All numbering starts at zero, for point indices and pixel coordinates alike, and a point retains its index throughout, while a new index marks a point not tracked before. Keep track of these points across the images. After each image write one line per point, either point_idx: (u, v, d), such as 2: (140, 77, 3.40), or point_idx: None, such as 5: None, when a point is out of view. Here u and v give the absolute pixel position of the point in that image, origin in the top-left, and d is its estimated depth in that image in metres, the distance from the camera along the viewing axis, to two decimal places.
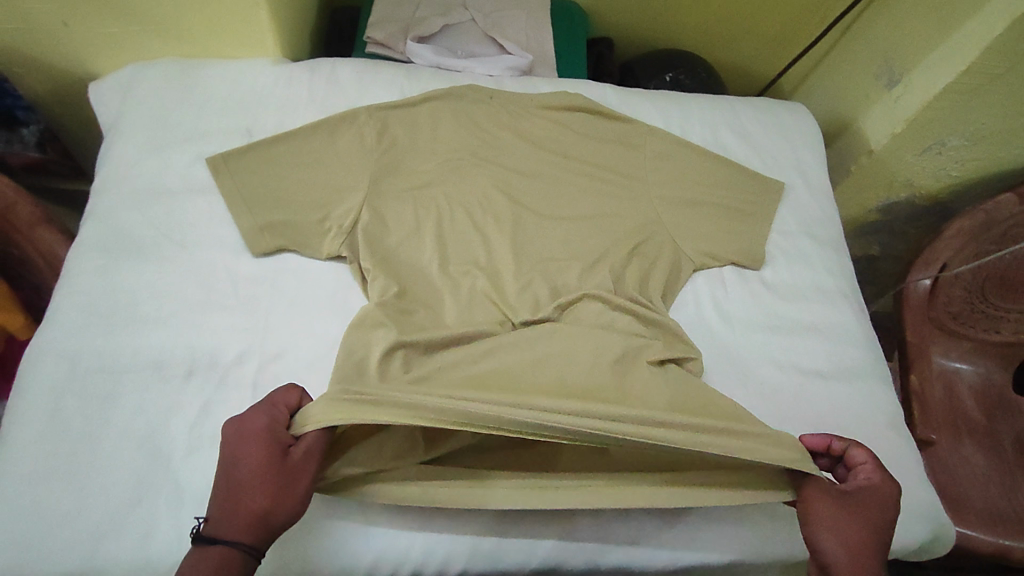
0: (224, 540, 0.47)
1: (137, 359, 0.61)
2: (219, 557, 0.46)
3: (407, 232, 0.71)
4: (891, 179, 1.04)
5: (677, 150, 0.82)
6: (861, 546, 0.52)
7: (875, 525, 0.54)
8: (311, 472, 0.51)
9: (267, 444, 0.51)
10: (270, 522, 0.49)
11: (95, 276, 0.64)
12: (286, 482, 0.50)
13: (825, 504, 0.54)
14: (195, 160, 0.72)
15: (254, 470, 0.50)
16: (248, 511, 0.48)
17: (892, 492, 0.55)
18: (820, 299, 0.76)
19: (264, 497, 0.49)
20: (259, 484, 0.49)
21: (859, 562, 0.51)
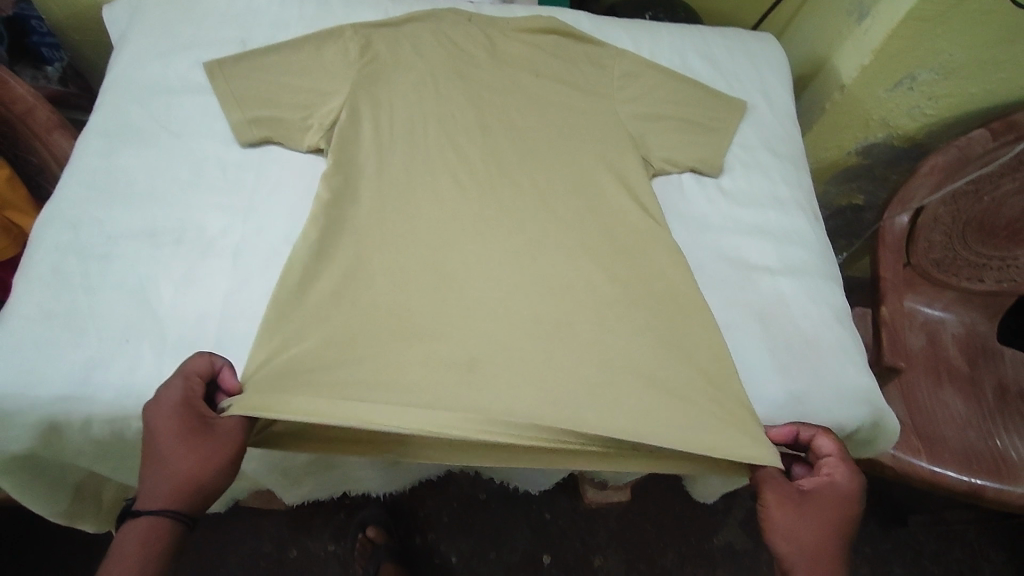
0: (152, 512, 0.54)
1: (131, 228, 0.67)
2: (147, 527, 0.53)
3: (380, 132, 0.77)
4: (866, 118, 1.07)
5: (645, 69, 0.86)
6: (820, 548, 0.58)
7: (832, 521, 0.59)
8: (230, 446, 0.56)
9: (184, 421, 0.55)
10: (196, 493, 0.55)
11: (98, 157, 0.71)
12: (202, 460, 0.55)
13: (783, 506, 0.59)
14: (192, 65, 0.79)
15: (173, 448, 0.54)
16: (173, 484, 0.54)
17: (852, 488, 0.60)
18: (775, 205, 0.80)
19: (187, 471, 0.54)
20: (179, 460, 0.54)
21: (812, 558, 0.58)
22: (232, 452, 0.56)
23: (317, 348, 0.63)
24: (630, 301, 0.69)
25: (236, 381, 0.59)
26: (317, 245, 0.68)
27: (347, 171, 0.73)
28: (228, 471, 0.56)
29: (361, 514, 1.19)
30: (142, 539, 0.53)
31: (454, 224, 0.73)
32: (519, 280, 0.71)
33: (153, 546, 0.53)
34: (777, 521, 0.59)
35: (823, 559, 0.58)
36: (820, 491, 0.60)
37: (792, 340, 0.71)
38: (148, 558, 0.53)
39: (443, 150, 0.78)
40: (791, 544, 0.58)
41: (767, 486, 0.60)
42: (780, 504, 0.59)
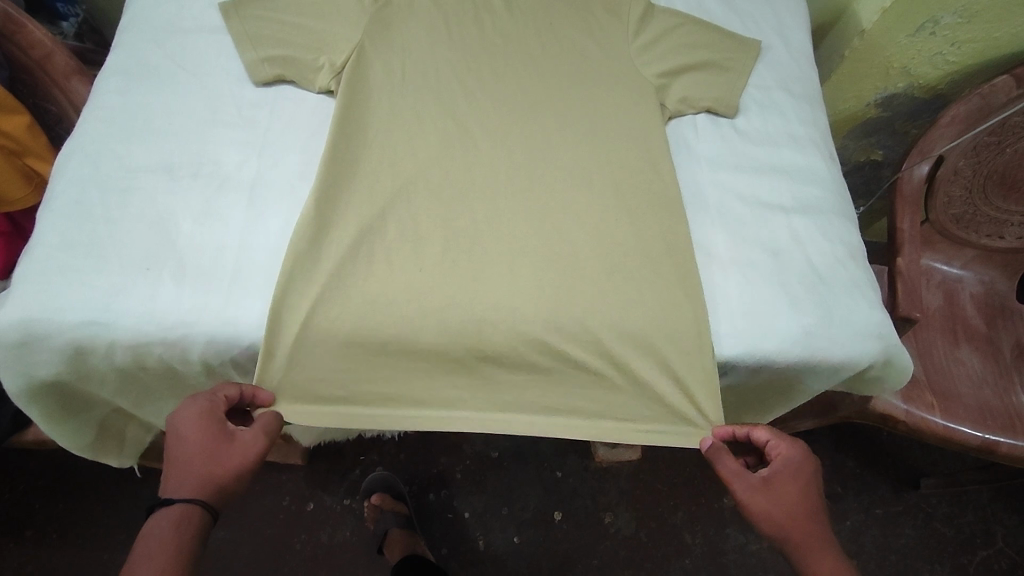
0: (178, 505, 0.55)
1: (150, 162, 0.68)
2: (179, 514, 0.55)
3: (392, 75, 0.77)
4: (885, 66, 1.05)
5: (661, 10, 0.85)
6: (794, 526, 0.60)
7: (797, 496, 0.61)
8: (253, 443, 0.58)
9: (212, 427, 0.57)
10: (219, 488, 0.57)
11: (117, 94, 0.72)
12: (232, 458, 0.57)
13: (756, 495, 0.61)
14: (208, 6, 0.79)
15: (199, 445, 0.57)
16: (202, 479, 0.56)
17: (802, 457, 0.62)
18: (790, 144, 0.79)
19: (212, 468, 0.56)
20: (209, 460, 0.56)
21: (802, 534, 0.60)
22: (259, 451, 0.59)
23: (331, 278, 0.63)
24: (645, 235, 0.69)
25: (270, 395, 0.61)
26: (333, 176, 0.68)
27: (360, 109, 0.73)
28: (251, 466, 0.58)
29: (369, 479, 1.19)
30: (173, 531, 0.54)
31: (469, 159, 0.72)
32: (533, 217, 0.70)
33: (187, 529, 0.55)
34: (759, 511, 0.60)
35: (807, 532, 0.60)
36: (780, 470, 0.62)
37: (807, 277, 0.70)
38: (182, 547, 0.54)
39: (456, 92, 0.78)
40: (777, 528, 0.60)
41: (736, 481, 0.61)
42: (756, 495, 0.60)
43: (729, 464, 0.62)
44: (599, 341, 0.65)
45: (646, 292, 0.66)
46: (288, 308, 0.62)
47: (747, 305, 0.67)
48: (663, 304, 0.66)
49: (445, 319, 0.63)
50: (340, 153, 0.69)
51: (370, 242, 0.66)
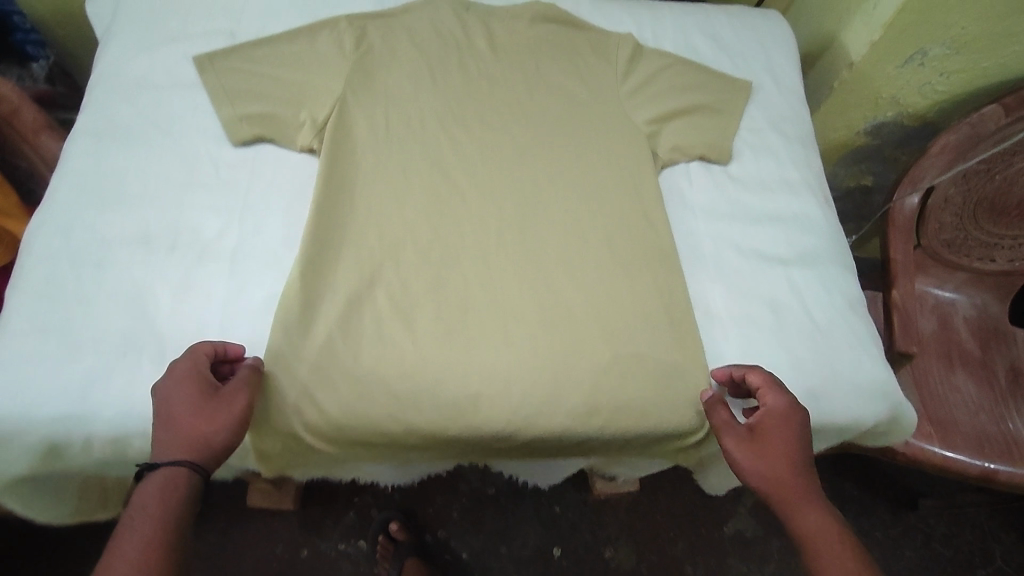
0: (166, 468, 0.52)
1: (124, 232, 0.65)
2: (162, 477, 0.51)
3: (376, 130, 0.74)
4: (875, 96, 1.04)
5: (648, 52, 0.84)
6: (779, 479, 0.56)
7: (784, 447, 0.57)
8: (244, 405, 0.56)
9: (193, 382, 0.54)
10: (207, 451, 0.54)
11: (88, 158, 0.68)
12: (216, 412, 0.54)
13: (742, 448, 0.58)
14: (182, 59, 0.76)
15: (180, 404, 0.54)
16: (185, 439, 0.53)
17: (790, 406, 0.58)
18: (785, 190, 0.78)
19: (201, 430, 0.53)
20: (191, 418, 0.53)
21: (789, 487, 0.56)
22: (244, 406, 0.55)
23: (318, 355, 0.60)
24: (642, 295, 0.67)
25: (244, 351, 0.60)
26: (318, 243, 0.65)
27: (344, 168, 0.71)
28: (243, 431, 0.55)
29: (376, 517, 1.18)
30: (156, 494, 0.51)
31: (459, 216, 0.70)
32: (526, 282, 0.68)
33: (171, 492, 0.51)
34: (744, 465, 0.58)
35: (796, 487, 0.56)
36: (764, 420, 0.58)
37: (807, 333, 0.68)
38: (166, 515, 0.50)
39: (444, 142, 0.74)
40: (763, 482, 0.57)
41: (723, 435, 0.59)
42: (741, 450, 0.58)
43: (715, 420, 0.60)
44: (599, 409, 0.62)
45: (647, 354, 0.64)
46: (274, 389, 0.59)
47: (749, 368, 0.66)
48: (663, 368, 0.64)
49: (437, 395, 0.61)
50: (322, 219, 0.67)
51: (358, 316, 0.63)
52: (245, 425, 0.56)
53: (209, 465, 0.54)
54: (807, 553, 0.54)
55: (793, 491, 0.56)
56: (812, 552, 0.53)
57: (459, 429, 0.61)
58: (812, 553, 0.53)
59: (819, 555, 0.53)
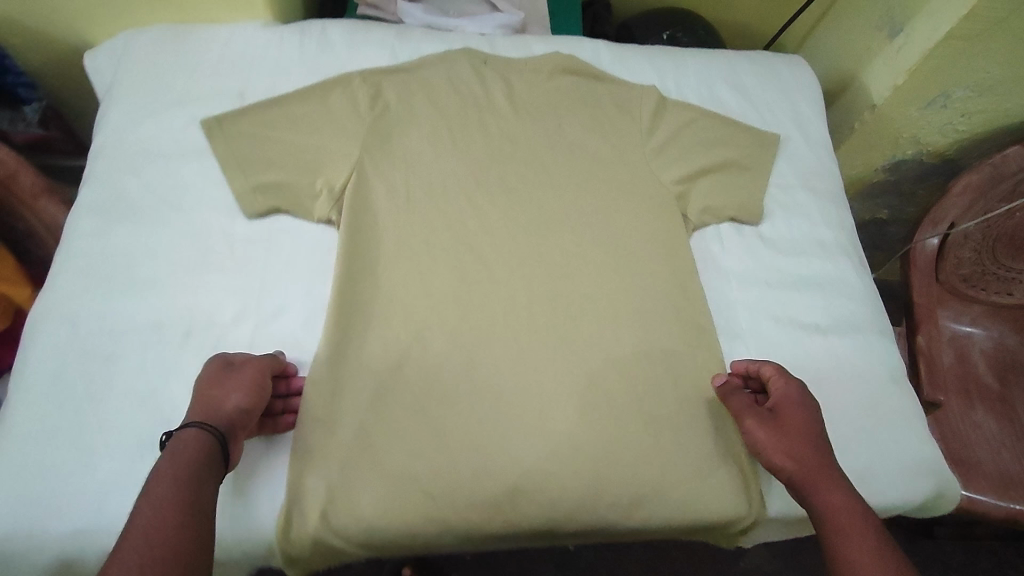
0: (180, 434, 0.53)
1: (136, 321, 0.62)
2: (179, 440, 0.52)
3: (396, 199, 0.71)
4: (895, 136, 1.01)
5: (673, 104, 0.81)
6: (803, 455, 0.57)
7: (806, 428, 0.59)
8: (255, 374, 0.58)
9: (215, 365, 0.58)
10: (220, 417, 0.55)
11: (93, 239, 0.65)
12: (232, 385, 0.57)
13: (766, 429, 0.60)
14: (188, 123, 0.72)
15: (203, 384, 0.57)
16: (201, 408, 0.55)
17: (804, 393, 0.62)
18: (818, 251, 0.75)
19: (212, 395, 0.56)
20: (209, 392, 0.56)
21: (810, 466, 0.57)
22: (258, 380, 0.58)
23: (348, 453, 0.59)
24: (673, 374, 0.66)
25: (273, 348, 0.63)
26: (343, 331, 0.64)
27: (366, 244, 0.69)
28: (252, 396, 0.56)
29: None
30: (171, 452, 0.51)
31: (487, 293, 0.68)
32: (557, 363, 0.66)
33: (184, 449, 0.51)
34: (768, 443, 0.59)
35: (820, 465, 0.57)
36: (783, 404, 0.61)
37: (850, 410, 0.67)
38: (178, 475, 0.49)
39: (468, 211, 0.72)
40: (789, 461, 0.58)
41: (743, 417, 0.61)
42: (764, 428, 0.60)
43: (732, 404, 0.62)
44: (638, 498, 0.61)
45: (684, 435, 0.64)
46: (304, 491, 0.58)
47: None
48: (701, 451, 0.63)
49: (472, 492, 0.59)
50: (349, 304, 0.66)
51: (388, 409, 0.62)
52: (260, 399, 0.57)
53: (222, 433, 0.54)
54: (832, 527, 0.53)
55: (816, 468, 0.57)
56: (838, 527, 0.53)
57: (496, 523, 0.59)
58: (837, 528, 0.53)
59: (844, 529, 0.52)
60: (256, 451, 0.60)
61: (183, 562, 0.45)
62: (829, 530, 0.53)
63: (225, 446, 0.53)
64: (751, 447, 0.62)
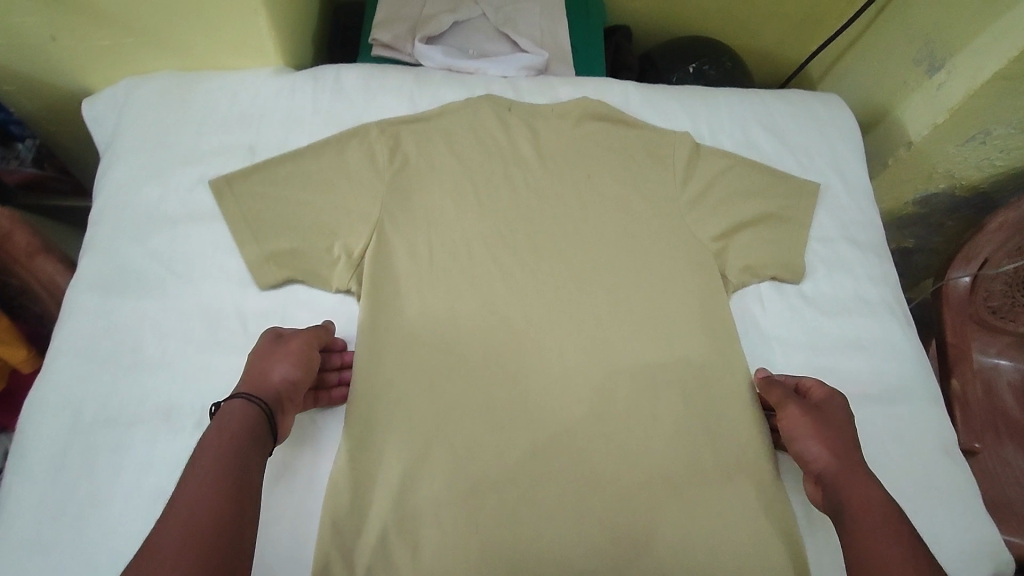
0: (228, 403, 0.54)
1: (144, 407, 0.58)
2: (230, 408, 0.53)
3: (420, 264, 0.67)
4: (929, 171, 0.95)
5: (707, 151, 0.76)
6: (841, 451, 0.57)
7: (846, 429, 0.59)
8: (302, 345, 0.60)
9: (264, 340, 0.60)
10: (267, 387, 0.56)
11: (95, 316, 0.61)
12: (279, 355, 0.58)
13: (807, 419, 0.60)
14: (197, 183, 0.68)
15: (252, 357, 0.59)
16: (250, 377, 0.57)
17: (846, 402, 0.62)
18: (864, 311, 0.72)
19: (261, 365, 0.57)
20: (257, 361, 0.58)
21: (845, 460, 0.56)
22: (304, 349, 0.59)
23: (372, 554, 0.56)
24: (713, 451, 0.63)
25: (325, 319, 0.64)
26: (365, 418, 0.61)
27: (387, 317, 0.65)
28: (299, 368, 0.58)
29: None
30: (222, 418, 0.52)
31: (518, 367, 0.65)
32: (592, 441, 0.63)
33: (234, 416, 0.52)
34: (809, 434, 0.59)
35: (857, 464, 0.56)
36: (824, 400, 0.61)
37: (902, 489, 0.63)
38: (224, 442, 0.50)
39: (496, 277, 0.68)
40: (828, 456, 0.57)
41: (784, 408, 0.62)
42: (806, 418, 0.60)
43: (773, 394, 0.63)
44: None
45: (728, 519, 0.61)
46: None
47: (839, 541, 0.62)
48: (748, 539, 0.60)
49: None
50: (374, 384, 0.62)
51: (419, 500, 0.58)
52: (306, 368, 0.59)
53: (269, 401, 0.55)
54: (857, 517, 0.51)
55: (850, 462, 0.56)
56: (863, 518, 0.51)
57: None
58: (860, 517, 0.51)
59: (869, 520, 0.51)
60: (285, 461, 0.60)
61: (217, 539, 0.44)
62: (853, 520, 0.52)
63: (272, 414, 0.55)
64: (787, 440, 0.61)
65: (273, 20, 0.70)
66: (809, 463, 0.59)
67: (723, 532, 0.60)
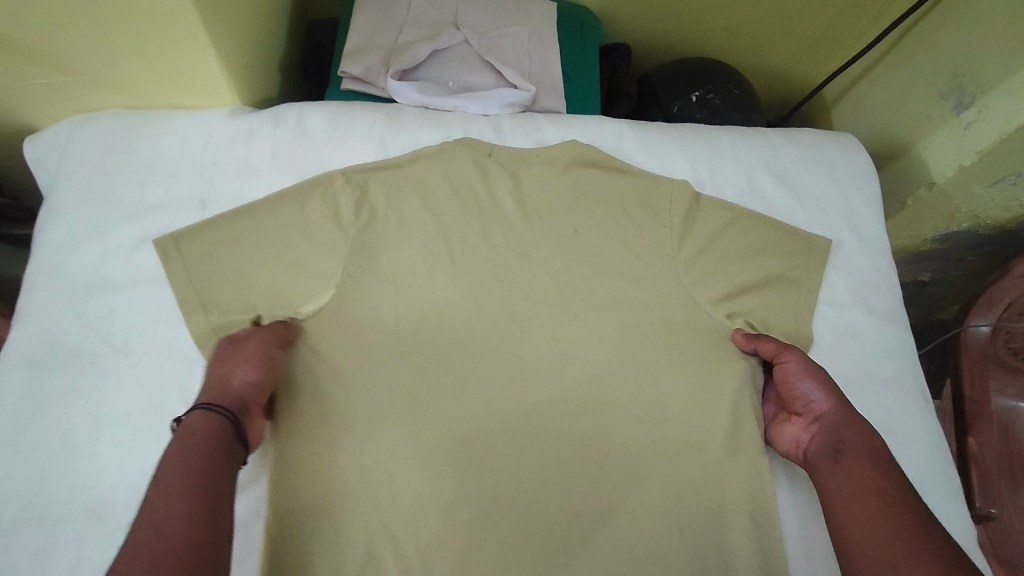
0: (187, 419, 0.49)
1: (72, 503, 0.53)
2: (191, 423, 0.49)
3: (386, 334, 0.61)
4: (951, 211, 0.86)
5: (708, 202, 0.69)
6: (842, 400, 0.57)
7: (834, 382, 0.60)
8: (260, 345, 0.55)
9: (222, 345, 0.55)
10: (229, 395, 0.52)
11: (23, 396, 0.56)
12: (235, 357, 0.54)
13: (807, 366, 0.60)
14: (141, 243, 0.62)
15: (211, 365, 0.54)
16: (209, 386, 0.52)
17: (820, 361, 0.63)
18: (874, 385, 0.66)
19: (218, 373, 0.53)
20: (215, 369, 0.53)
21: (843, 405, 0.57)
22: (263, 347, 0.55)
23: None
24: (705, 551, 0.58)
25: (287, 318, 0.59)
26: (320, 511, 0.55)
27: (347, 394, 0.59)
28: (259, 368, 0.54)
29: None
30: (182, 434, 0.48)
31: (490, 453, 0.60)
32: (570, 534, 0.58)
33: (194, 433, 0.48)
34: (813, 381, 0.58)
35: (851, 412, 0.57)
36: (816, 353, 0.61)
37: None
38: (187, 459, 0.46)
39: (470, 348, 0.63)
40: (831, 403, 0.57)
41: (784, 354, 0.60)
42: (808, 366, 0.59)
43: (767, 346, 0.61)
44: None
45: None
46: None
47: None
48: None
49: None
50: (331, 473, 0.56)
51: None
52: (266, 366, 0.54)
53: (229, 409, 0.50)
54: (860, 455, 0.53)
55: (848, 408, 0.57)
56: (867, 456, 0.53)
57: None
58: (863, 453, 0.53)
59: (871, 457, 0.53)
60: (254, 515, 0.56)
61: (197, 559, 0.41)
62: (854, 457, 0.53)
63: (236, 424, 0.50)
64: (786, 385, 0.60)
65: (225, 58, 0.63)
66: (802, 407, 0.59)
67: None
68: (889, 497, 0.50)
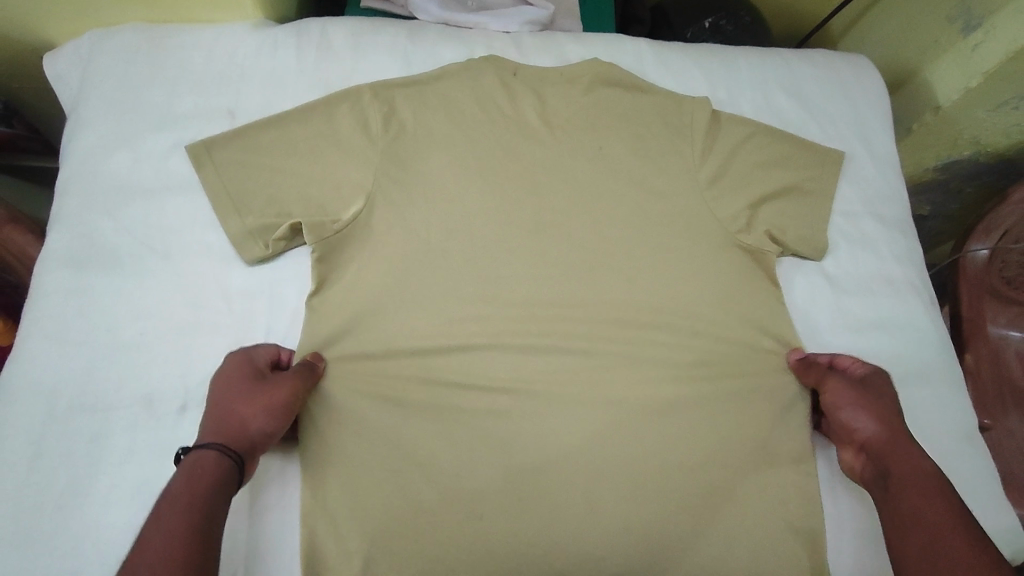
0: (197, 453, 0.48)
1: (122, 393, 0.55)
2: (196, 460, 0.47)
3: (416, 239, 0.63)
4: (954, 136, 0.88)
5: (728, 117, 0.71)
6: (885, 425, 0.55)
7: (879, 402, 0.57)
8: (287, 396, 0.53)
9: (245, 374, 0.53)
10: (241, 438, 0.50)
11: (66, 296, 0.57)
12: (261, 400, 0.52)
13: (840, 396, 0.58)
14: (173, 149, 0.63)
15: (229, 392, 0.52)
16: (225, 423, 0.50)
17: (864, 371, 0.60)
18: (885, 290, 0.70)
19: (238, 411, 0.51)
20: (237, 405, 0.51)
21: (890, 427, 0.55)
22: (283, 397, 0.53)
23: (371, 547, 0.54)
24: (727, 437, 0.61)
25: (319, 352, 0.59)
26: (364, 400, 0.58)
27: (385, 293, 0.61)
28: (278, 420, 0.52)
29: None
30: (188, 476, 0.46)
31: (520, 349, 0.62)
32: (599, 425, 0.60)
33: (199, 476, 0.46)
34: (849, 412, 0.57)
35: (899, 437, 0.54)
36: (860, 378, 0.60)
37: None
38: (194, 501, 0.44)
39: (498, 253, 0.64)
40: (875, 433, 0.55)
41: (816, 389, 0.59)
42: (837, 394, 0.58)
43: (798, 386, 0.60)
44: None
45: (739, 503, 0.59)
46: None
47: (864, 531, 0.61)
48: (757, 526, 0.58)
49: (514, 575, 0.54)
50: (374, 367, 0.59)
51: (418, 488, 0.56)
52: (286, 419, 0.53)
53: (239, 455, 0.49)
54: (906, 481, 0.51)
55: (895, 429, 0.55)
56: (910, 480, 0.50)
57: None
58: (910, 482, 0.51)
59: (919, 485, 0.50)
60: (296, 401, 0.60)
61: None
62: (899, 483, 0.51)
63: (241, 473, 0.48)
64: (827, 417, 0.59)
65: None
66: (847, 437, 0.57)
67: (735, 512, 0.58)
68: (938, 530, 0.47)
